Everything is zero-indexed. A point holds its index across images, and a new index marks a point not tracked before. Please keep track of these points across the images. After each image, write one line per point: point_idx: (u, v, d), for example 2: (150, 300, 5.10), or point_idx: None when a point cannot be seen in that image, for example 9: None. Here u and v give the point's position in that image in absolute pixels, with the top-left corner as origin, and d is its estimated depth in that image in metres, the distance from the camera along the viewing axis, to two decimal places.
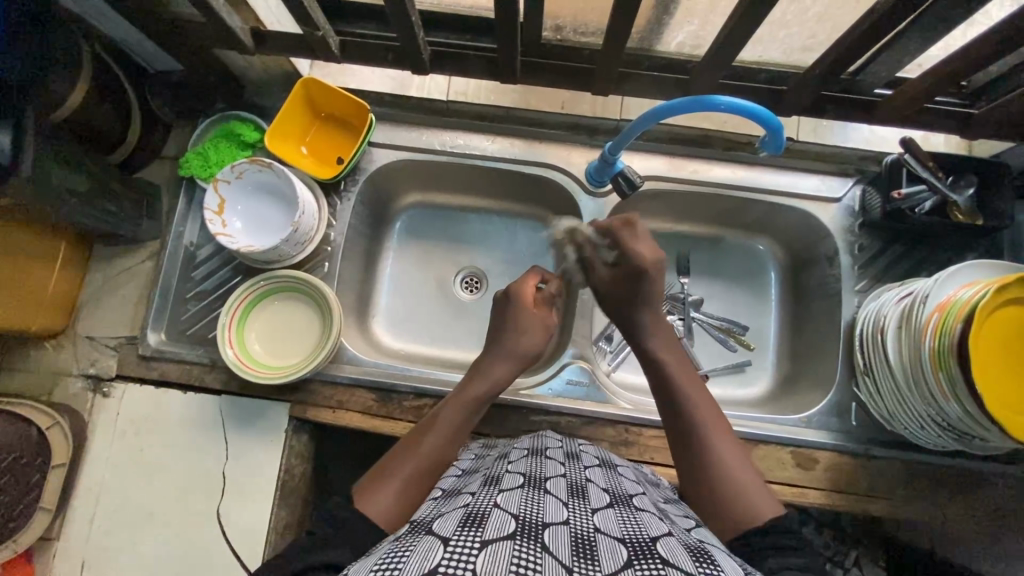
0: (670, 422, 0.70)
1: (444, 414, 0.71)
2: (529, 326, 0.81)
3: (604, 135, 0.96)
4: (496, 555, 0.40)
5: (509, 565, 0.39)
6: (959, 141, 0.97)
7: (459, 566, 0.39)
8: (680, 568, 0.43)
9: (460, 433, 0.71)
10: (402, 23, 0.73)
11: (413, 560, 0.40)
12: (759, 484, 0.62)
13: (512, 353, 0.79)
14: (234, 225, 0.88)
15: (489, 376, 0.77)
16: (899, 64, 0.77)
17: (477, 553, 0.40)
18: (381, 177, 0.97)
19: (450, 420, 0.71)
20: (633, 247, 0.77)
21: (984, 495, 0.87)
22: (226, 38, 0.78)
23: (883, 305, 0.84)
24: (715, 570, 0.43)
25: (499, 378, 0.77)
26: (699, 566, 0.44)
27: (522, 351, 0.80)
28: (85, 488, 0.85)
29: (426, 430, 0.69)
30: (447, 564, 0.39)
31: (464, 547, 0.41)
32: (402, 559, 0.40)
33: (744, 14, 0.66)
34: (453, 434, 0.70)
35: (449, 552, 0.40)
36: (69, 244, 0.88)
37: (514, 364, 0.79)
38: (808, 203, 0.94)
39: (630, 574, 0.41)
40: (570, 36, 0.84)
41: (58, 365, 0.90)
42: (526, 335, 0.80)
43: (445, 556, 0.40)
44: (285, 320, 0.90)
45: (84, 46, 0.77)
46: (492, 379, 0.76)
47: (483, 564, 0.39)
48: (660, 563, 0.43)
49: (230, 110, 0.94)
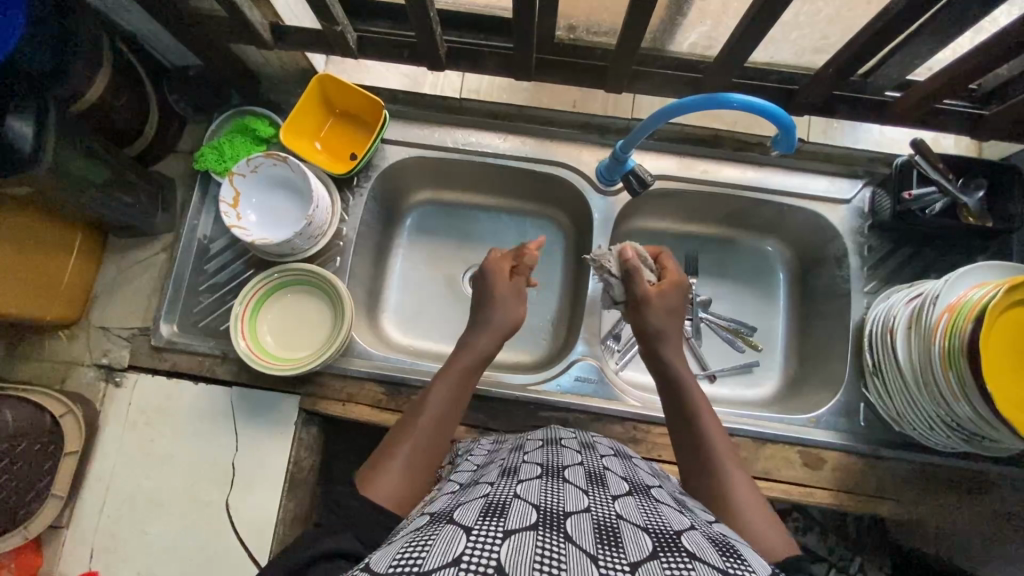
0: (683, 443, 0.70)
1: (436, 391, 0.72)
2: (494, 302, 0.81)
3: (615, 134, 0.96)
4: (520, 545, 0.40)
5: (534, 555, 0.39)
6: (969, 143, 0.97)
7: (483, 556, 0.39)
8: (706, 560, 0.43)
9: (454, 408, 0.72)
10: (420, 20, 0.74)
11: (436, 549, 0.40)
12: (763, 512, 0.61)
13: (495, 324, 0.79)
14: (249, 219, 0.89)
15: (471, 348, 0.77)
16: (911, 66, 0.77)
17: (501, 543, 0.40)
18: (393, 174, 0.98)
19: (441, 395, 0.72)
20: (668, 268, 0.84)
21: (993, 498, 0.87)
22: (244, 33, 0.79)
23: (893, 304, 0.84)
24: (741, 563, 0.43)
25: (482, 349, 0.77)
26: (724, 558, 0.44)
27: (507, 325, 0.80)
28: (96, 476, 0.85)
29: (420, 409, 0.70)
30: (471, 554, 0.39)
31: (487, 537, 0.41)
32: (426, 548, 0.40)
33: (758, 14, 0.67)
34: (446, 409, 0.71)
35: (473, 541, 0.40)
36: (84, 235, 0.89)
37: (498, 337, 0.79)
38: (817, 204, 0.95)
39: (656, 564, 0.41)
40: (583, 35, 0.85)
41: (71, 354, 0.91)
42: (507, 308, 0.80)
43: (469, 545, 0.40)
44: (296, 314, 0.91)
45: (105, 40, 0.78)
46: (477, 351, 0.77)
47: (508, 554, 0.39)
48: (685, 555, 0.43)
49: (245, 105, 0.95)
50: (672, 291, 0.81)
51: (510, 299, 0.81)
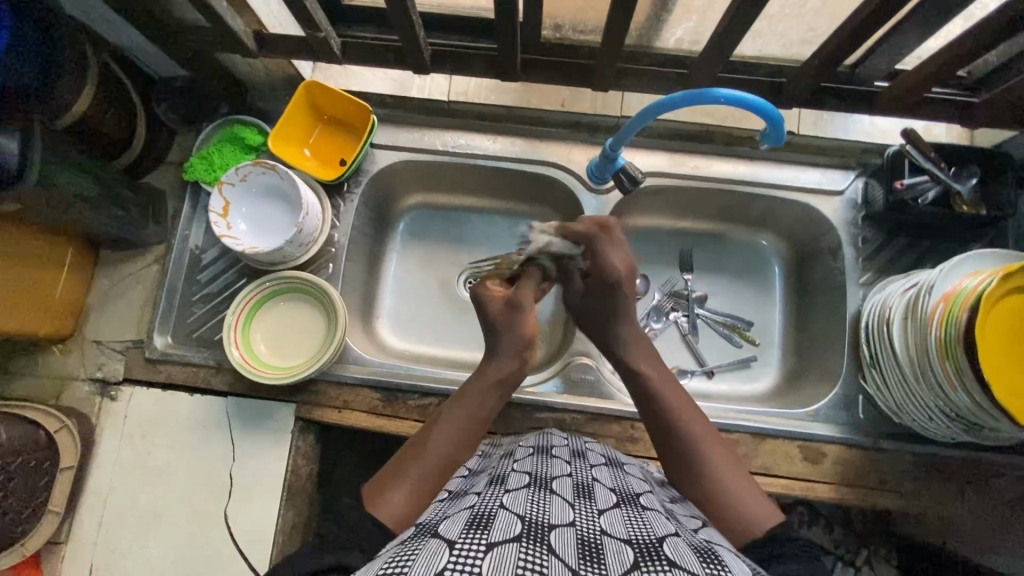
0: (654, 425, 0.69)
1: (449, 413, 0.70)
2: (495, 316, 0.75)
3: (605, 132, 0.96)
4: (502, 558, 0.40)
5: (516, 567, 0.39)
6: (960, 131, 0.97)
7: (464, 570, 0.39)
8: (687, 569, 0.42)
9: (470, 432, 0.69)
10: (403, 24, 0.74)
11: (418, 564, 0.40)
12: (749, 483, 0.62)
13: (513, 346, 0.74)
14: (239, 228, 0.88)
15: (488, 369, 0.74)
16: (898, 55, 0.77)
17: (483, 557, 0.40)
18: (383, 178, 0.97)
19: (454, 417, 0.69)
20: (604, 258, 0.74)
21: (995, 488, 0.86)
22: (230, 42, 0.79)
23: (888, 297, 0.84)
24: (722, 571, 0.43)
25: (499, 371, 0.74)
26: (705, 567, 0.43)
27: (524, 336, 0.74)
28: (93, 491, 0.85)
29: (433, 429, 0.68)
30: (453, 568, 0.39)
31: (470, 551, 0.41)
32: (409, 563, 0.40)
33: (741, 7, 0.66)
34: (462, 432, 0.69)
35: (455, 555, 0.40)
36: (75, 250, 0.88)
37: (520, 357, 0.75)
38: (810, 197, 0.94)
39: None
40: (569, 35, 0.84)
41: (66, 369, 0.90)
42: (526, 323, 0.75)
43: (451, 559, 0.40)
44: (289, 322, 0.90)
45: (90, 55, 0.78)
46: (495, 374, 0.74)
47: (490, 568, 0.39)
48: (667, 564, 0.43)
49: (234, 114, 0.95)
50: (596, 291, 0.75)
51: (513, 311, 0.74)
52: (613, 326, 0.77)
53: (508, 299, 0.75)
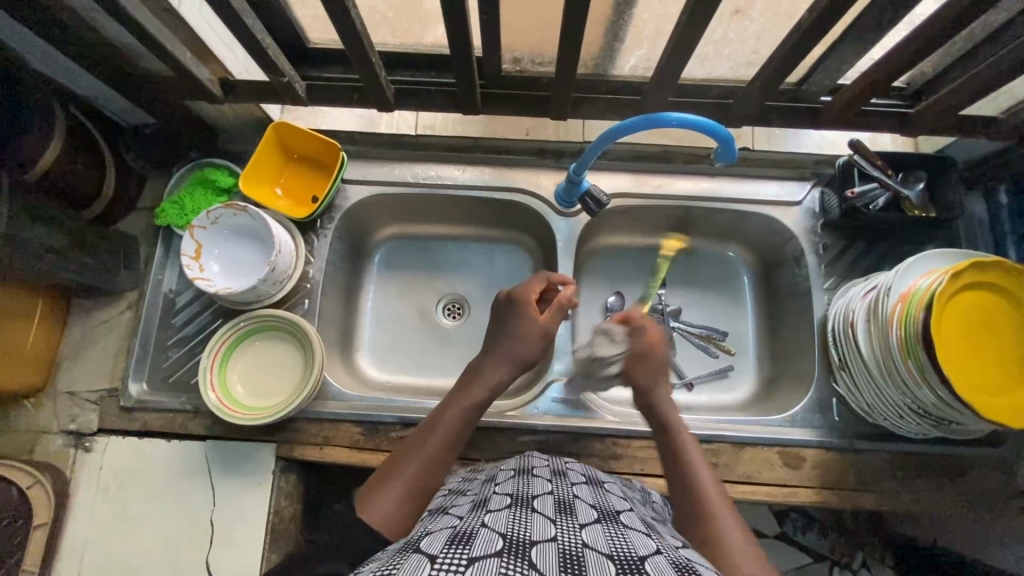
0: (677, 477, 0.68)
1: (447, 417, 0.71)
2: (527, 333, 0.80)
3: (570, 157, 0.99)
4: (482, 571, 0.41)
5: None
6: (904, 140, 1.03)
7: None
8: None
9: (460, 438, 0.70)
10: (363, 65, 0.76)
11: None
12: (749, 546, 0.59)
13: (507, 355, 0.78)
14: (212, 269, 0.89)
15: (489, 374, 0.76)
16: (837, 73, 0.82)
17: (463, 570, 0.41)
18: (357, 212, 0.99)
19: (451, 423, 0.70)
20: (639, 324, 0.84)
21: (973, 481, 0.88)
22: (195, 89, 0.81)
23: (850, 300, 0.87)
24: None
25: (494, 376, 0.76)
26: None
27: (519, 355, 0.79)
28: (69, 547, 0.83)
29: (429, 432, 0.69)
30: None
31: (450, 565, 0.41)
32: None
33: (682, 34, 0.70)
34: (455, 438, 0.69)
35: (435, 569, 0.41)
36: (47, 302, 0.88)
37: (508, 368, 0.78)
38: (770, 208, 0.98)
39: None
40: (528, 67, 0.87)
41: (39, 423, 0.89)
42: (524, 340, 0.79)
43: (431, 573, 0.40)
44: (265, 363, 0.90)
45: (57, 106, 0.79)
46: (490, 381, 0.75)
47: None
48: None
49: (204, 158, 0.96)
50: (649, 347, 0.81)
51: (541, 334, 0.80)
52: (656, 386, 0.78)
53: (545, 327, 0.81)
